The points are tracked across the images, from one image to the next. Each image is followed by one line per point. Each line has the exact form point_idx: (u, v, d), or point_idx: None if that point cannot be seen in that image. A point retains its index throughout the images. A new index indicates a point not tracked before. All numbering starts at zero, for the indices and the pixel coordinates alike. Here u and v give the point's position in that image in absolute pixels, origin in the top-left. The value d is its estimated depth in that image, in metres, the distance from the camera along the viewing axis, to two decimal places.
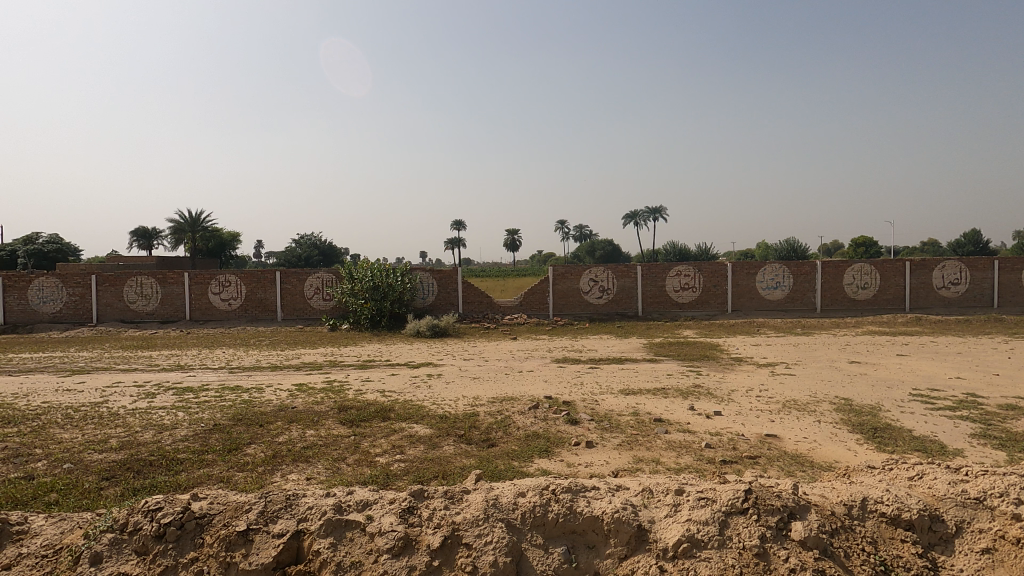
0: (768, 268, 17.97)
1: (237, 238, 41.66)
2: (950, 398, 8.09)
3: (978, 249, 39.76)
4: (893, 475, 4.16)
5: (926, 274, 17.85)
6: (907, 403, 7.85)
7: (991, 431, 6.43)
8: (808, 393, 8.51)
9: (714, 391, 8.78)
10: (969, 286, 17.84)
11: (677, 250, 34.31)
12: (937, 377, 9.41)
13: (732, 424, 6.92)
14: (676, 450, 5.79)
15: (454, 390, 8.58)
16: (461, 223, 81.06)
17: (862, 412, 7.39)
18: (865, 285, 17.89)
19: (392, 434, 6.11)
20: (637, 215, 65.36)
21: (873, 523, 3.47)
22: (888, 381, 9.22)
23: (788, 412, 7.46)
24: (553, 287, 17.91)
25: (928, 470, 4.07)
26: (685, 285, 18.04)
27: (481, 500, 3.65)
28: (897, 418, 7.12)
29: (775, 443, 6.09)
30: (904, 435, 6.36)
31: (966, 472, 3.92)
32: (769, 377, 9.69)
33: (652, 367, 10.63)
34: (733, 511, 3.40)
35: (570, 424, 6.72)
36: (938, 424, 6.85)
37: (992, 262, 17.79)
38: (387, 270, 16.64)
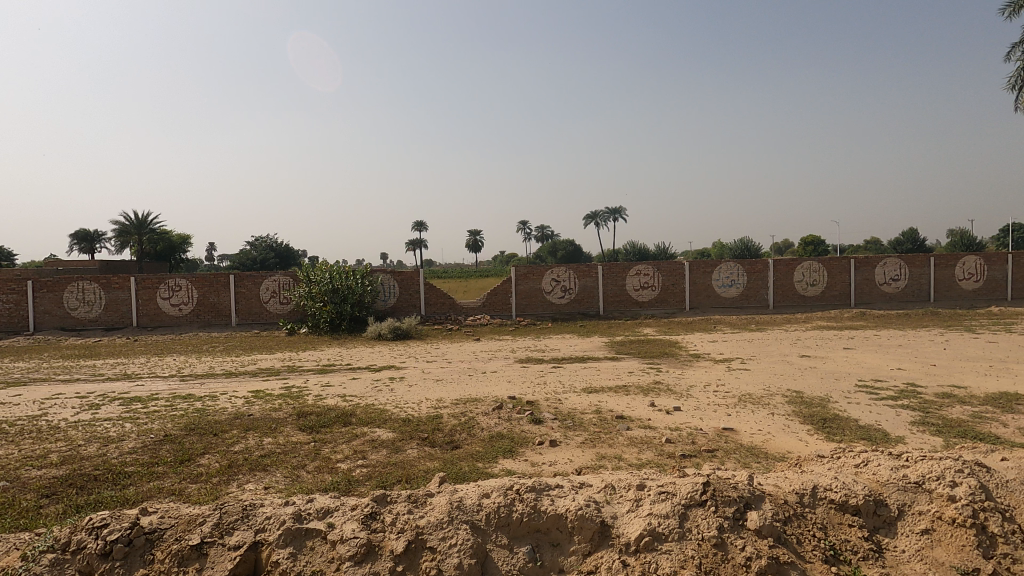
0: (723, 266, 18.52)
1: (187, 240, 40.09)
2: (893, 388, 8.55)
3: (918, 247, 42.09)
4: (840, 463, 4.35)
5: (869, 271, 18.78)
6: (853, 394, 8.26)
7: (929, 418, 6.84)
8: (762, 386, 8.84)
9: (674, 386, 9.00)
10: (908, 282, 18.87)
11: (638, 250, 34.97)
12: (881, 368, 9.93)
13: (691, 418, 7.11)
14: (637, 445, 5.93)
15: (417, 393, 8.50)
16: (421, 225, 80.15)
17: (812, 404, 7.72)
18: (814, 282, 18.68)
19: (354, 440, 6.01)
20: (597, 215, 66.30)
21: (823, 509, 3.63)
22: (836, 373, 9.67)
23: (744, 405, 7.73)
24: (515, 287, 17.93)
25: (872, 457, 4.28)
26: (644, 284, 18.40)
27: (444, 502, 3.63)
28: (845, 408, 7.48)
29: (732, 436, 6.31)
30: (852, 424, 6.70)
31: (907, 458, 4.13)
32: (726, 372, 10.01)
33: (613, 365, 10.81)
34: (693, 504, 3.49)
35: (534, 424, 6.77)
36: (881, 412, 7.25)
37: (928, 259, 18.87)
38: (346, 272, 16.33)
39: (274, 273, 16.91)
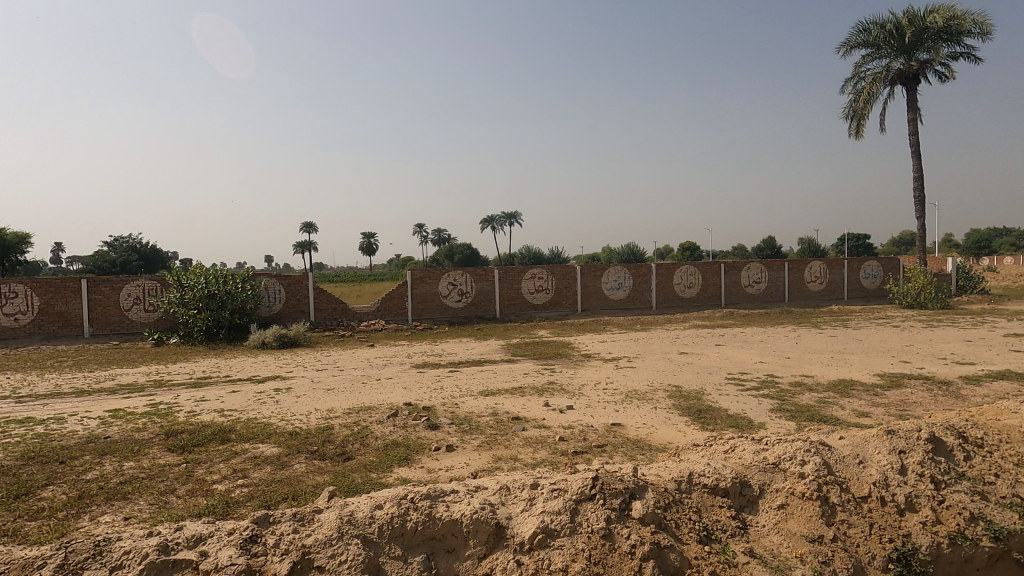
0: (612, 270, 19.57)
1: (25, 240, 34.71)
2: (756, 379, 9.55)
3: (774, 254, 47.47)
4: (712, 450, 4.76)
5: (736, 275, 20.81)
6: (724, 386, 9.11)
7: (785, 405, 7.73)
8: (646, 382, 9.46)
9: (567, 386, 9.35)
10: (767, 284, 21.18)
11: (532, 254, 35.89)
12: (746, 362, 11.06)
13: (583, 416, 7.43)
14: (532, 445, 6.07)
15: (306, 404, 8.04)
16: (311, 227, 76.14)
17: (689, 397, 8.41)
18: (690, 285, 20.34)
19: (234, 457, 5.55)
20: (493, 219, 67.13)
21: (698, 494, 3.95)
22: (709, 368, 10.60)
23: (630, 401, 8.22)
24: (411, 291, 17.61)
25: (738, 443, 4.73)
26: (539, 288, 18.92)
27: (334, 517, 3.46)
28: (717, 400, 8.22)
29: (620, 430, 6.68)
30: (722, 414, 7.39)
31: (766, 442, 4.62)
32: (614, 370, 10.58)
33: (510, 367, 10.99)
34: (582, 498, 3.63)
35: (430, 430, 6.68)
36: (747, 402, 8.07)
37: (784, 264, 21.32)
38: (224, 277, 15.07)
39: (137, 278, 15.16)
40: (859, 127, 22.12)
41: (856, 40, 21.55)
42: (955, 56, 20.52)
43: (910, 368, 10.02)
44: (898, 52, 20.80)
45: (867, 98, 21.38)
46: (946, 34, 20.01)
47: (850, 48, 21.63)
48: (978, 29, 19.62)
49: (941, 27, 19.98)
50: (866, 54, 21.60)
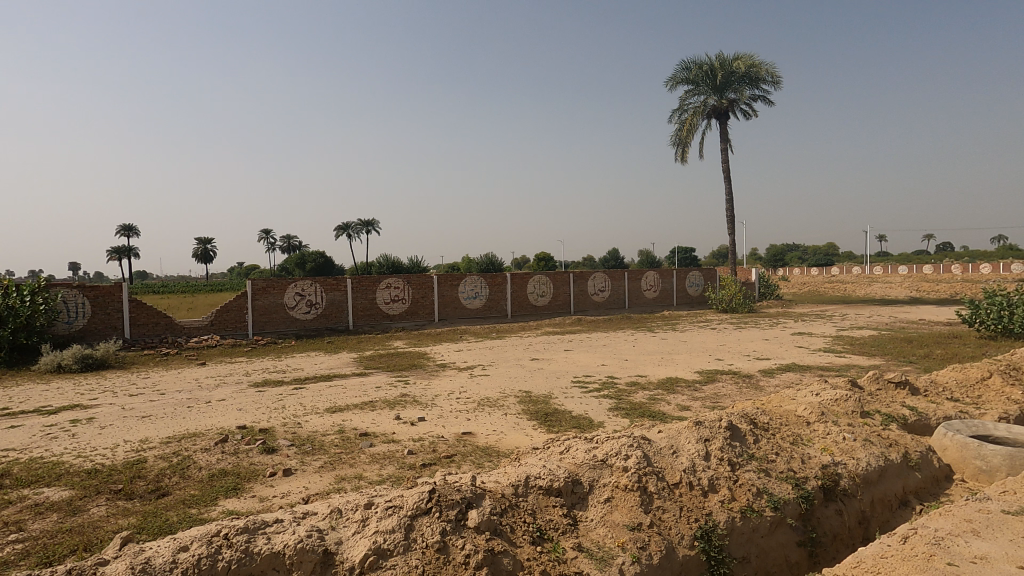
0: (469, 279, 19.82)
1: None
2: (598, 381, 10.28)
3: (618, 264, 51.83)
4: (550, 452, 4.99)
5: (583, 284, 22.32)
6: (569, 389, 9.67)
7: (621, 404, 8.42)
8: (498, 389, 9.69)
9: (420, 397, 9.22)
10: (610, 292, 23.02)
11: (390, 263, 35.08)
12: (590, 365, 11.86)
13: (434, 427, 7.38)
14: (379, 461, 5.87)
15: (112, 436, 6.93)
16: (131, 230, 66.48)
17: (537, 401, 8.78)
18: (543, 294, 21.35)
19: (4, 509, 4.57)
20: (350, 226, 64.47)
21: (533, 496, 4.10)
22: (557, 372, 11.18)
23: (482, 409, 8.35)
24: (252, 303, 16.16)
25: (572, 444, 5.01)
26: (395, 297, 18.51)
27: (127, 568, 2.99)
28: (562, 403, 8.69)
29: (469, 439, 6.74)
30: (566, 416, 7.82)
31: (596, 441, 4.96)
32: (468, 379, 10.69)
33: (361, 381, 10.56)
34: (418, 513, 3.57)
35: (266, 454, 6.14)
36: (588, 403, 8.64)
37: (624, 274, 23.35)
38: (6, 288, 12.49)
39: None
40: (684, 153, 25.10)
41: (680, 76, 24.48)
42: (755, 98, 24.25)
43: (722, 364, 11.52)
44: (712, 90, 24.02)
45: (689, 128, 24.35)
46: (748, 79, 23.57)
47: (675, 83, 24.50)
48: (770, 77, 23.40)
49: (744, 72, 23.50)
50: (688, 89, 24.62)
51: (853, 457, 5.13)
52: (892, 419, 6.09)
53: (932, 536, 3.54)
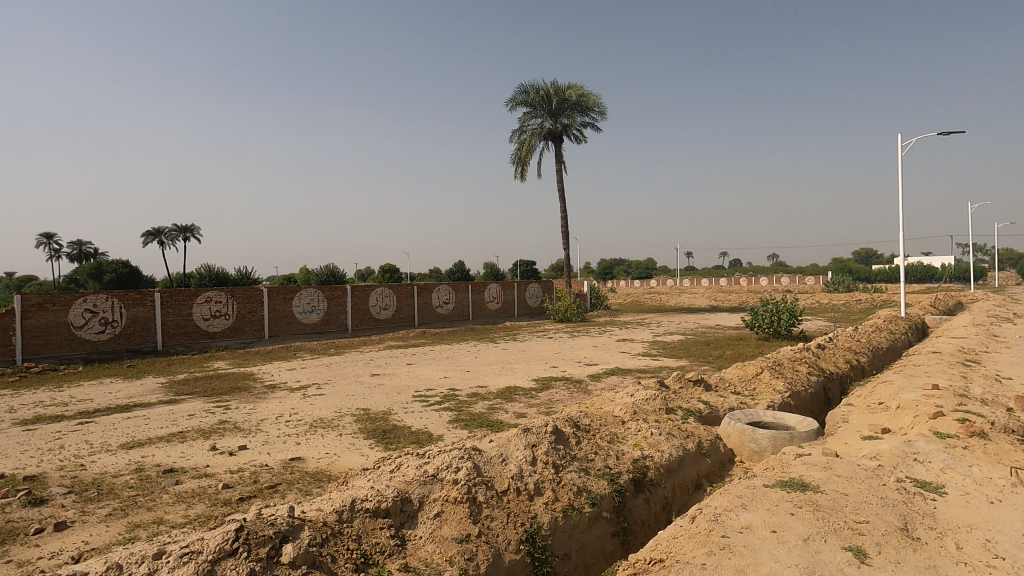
0: (304, 292, 18.57)
1: None
2: (438, 394, 10.26)
3: (463, 276, 52.71)
4: (380, 471, 4.82)
5: (428, 296, 22.25)
6: (409, 404, 9.51)
7: (460, 416, 8.50)
8: (333, 409, 9.16)
9: (242, 424, 8.35)
10: (454, 304, 23.27)
11: (212, 275, 31.46)
12: (432, 378, 11.81)
13: (257, 455, 6.73)
14: (186, 500, 5.18)
15: None
16: None
17: (376, 418, 8.48)
18: (385, 306, 20.82)
19: None
20: (162, 232, 56.58)
21: (359, 520, 3.93)
22: (398, 387, 10.93)
23: (314, 431, 7.82)
24: (23, 322, 13.29)
25: (403, 460, 4.90)
26: (216, 313, 16.61)
27: None
28: (401, 418, 8.50)
29: (298, 465, 6.27)
30: (405, 432, 7.68)
31: (428, 455, 4.92)
32: (301, 400, 9.95)
33: (169, 410, 9.24)
34: (222, 556, 3.21)
35: (33, 506, 5.05)
36: (428, 417, 8.58)
37: (467, 286, 23.80)
38: None
39: None
40: (523, 171, 26.45)
41: (519, 98, 25.81)
42: (585, 125, 26.50)
43: (556, 371, 12.27)
44: (549, 115, 25.73)
45: (527, 148, 25.74)
46: (579, 107, 25.70)
47: (515, 104, 25.77)
48: (597, 108, 25.78)
49: (575, 101, 25.57)
50: (527, 112, 26.06)
51: (658, 450, 5.78)
52: (690, 413, 6.99)
53: (712, 513, 4.12)
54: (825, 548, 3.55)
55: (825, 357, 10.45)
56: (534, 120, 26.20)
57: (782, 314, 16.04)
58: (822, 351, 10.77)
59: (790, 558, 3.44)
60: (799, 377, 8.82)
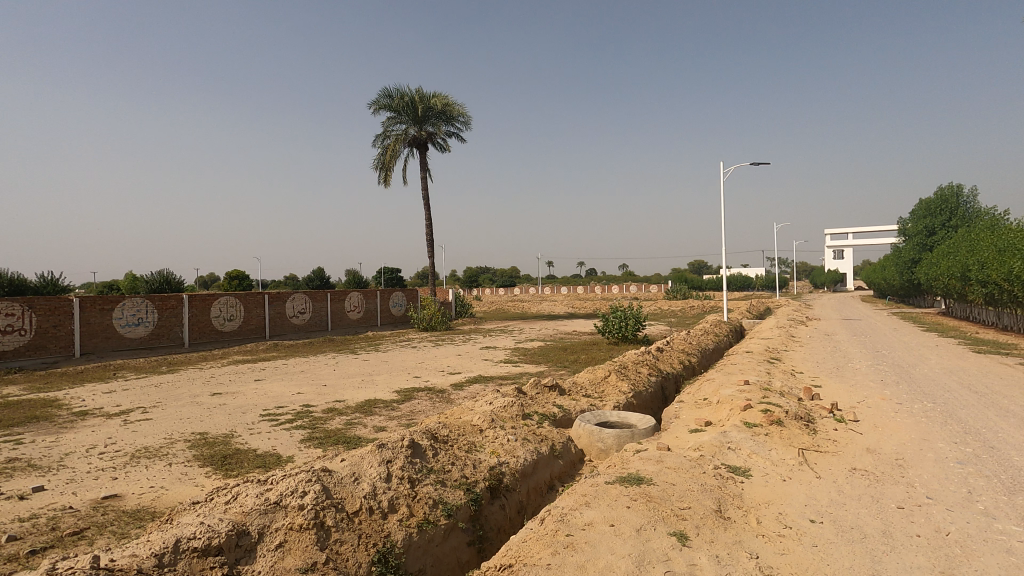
0: (128, 303, 16.23)
1: None
2: (291, 411, 9.57)
3: (323, 283, 50.09)
4: (213, 502, 4.36)
5: (281, 306, 20.72)
6: (256, 424, 8.75)
7: (314, 433, 8.02)
8: (163, 435, 8.11)
9: (40, 460, 7.04)
10: (311, 314, 21.96)
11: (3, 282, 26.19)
12: (284, 394, 11.00)
13: (58, 496, 5.71)
14: None
15: None
16: None
17: (215, 443, 7.66)
18: (231, 317, 18.97)
19: None
20: None
21: (184, 563, 3.52)
22: (243, 406, 10.01)
23: (136, 462, 6.84)
24: None
25: (242, 487, 4.48)
26: (7, 328, 13.84)
27: None
28: (246, 441, 7.78)
29: (113, 504, 5.44)
30: (249, 456, 7.04)
31: (271, 480, 4.55)
32: (121, 427, 8.66)
33: None
34: None
35: None
36: (278, 437, 7.96)
37: (326, 294, 22.61)
38: None
39: None
40: (387, 177, 25.87)
41: (382, 102, 25.25)
42: (450, 135, 26.69)
43: (419, 381, 12.13)
44: (413, 121, 25.52)
45: (391, 154, 25.24)
46: (444, 116, 25.84)
47: (378, 108, 25.14)
48: (462, 118, 26.11)
49: (440, 110, 25.66)
50: (390, 116, 25.56)
51: (514, 455, 5.96)
52: (545, 418, 7.33)
53: (560, 514, 4.35)
54: (654, 536, 3.94)
55: (663, 359, 11.61)
56: (398, 125, 25.80)
57: (629, 320, 17.54)
58: (660, 354, 11.96)
59: (625, 549, 3.75)
60: (641, 379, 9.69)
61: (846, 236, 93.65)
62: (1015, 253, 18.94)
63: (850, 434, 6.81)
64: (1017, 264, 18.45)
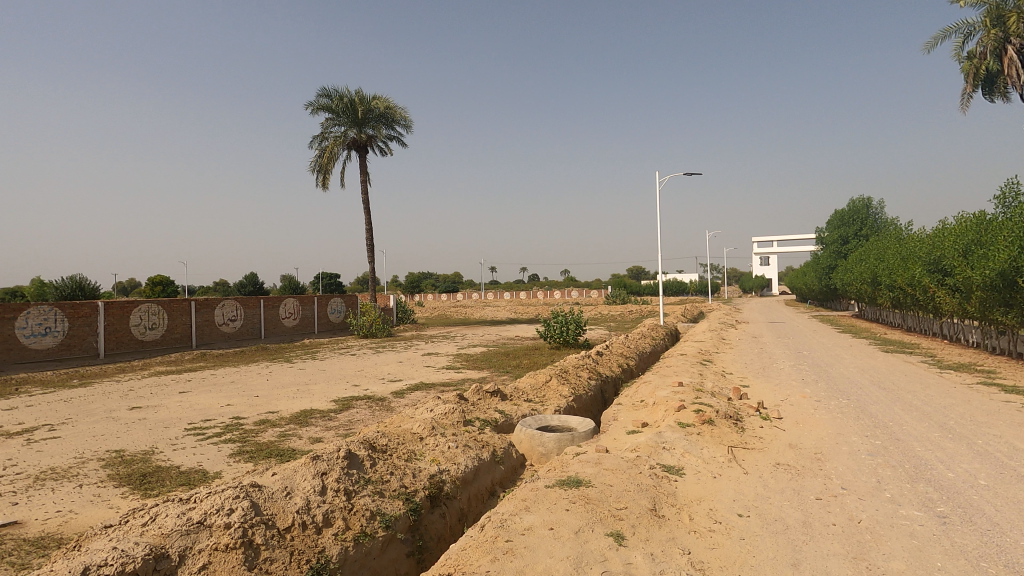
0: (33, 311, 14.89)
1: None
2: (219, 424, 9.06)
3: (256, 289, 48.07)
4: (127, 524, 4.03)
5: (209, 313, 19.64)
6: (180, 439, 8.22)
7: (245, 447, 7.64)
8: (72, 454, 7.47)
9: None
10: (242, 322, 20.93)
11: None
12: (212, 407, 10.41)
13: None
14: None
15: None
16: None
17: (132, 461, 7.13)
18: (153, 326, 17.79)
19: None
20: None
21: None
22: (166, 421, 9.38)
23: (39, 485, 6.25)
24: None
25: (161, 507, 4.18)
26: None
27: None
28: (168, 457, 7.29)
29: (12, 532, 4.95)
30: (172, 473, 6.60)
31: (194, 499, 4.27)
32: (22, 446, 7.90)
33: None
34: None
35: None
36: (204, 452, 7.51)
37: (259, 301, 21.65)
38: None
39: None
40: (325, 180, 25.14)
41: (321, 103, 24.58)
42: (391, 138, 26.31)
43: (358, 390, 11.80)
44: (352, 123, 24.97)
45: (330, 156, 24.57)
46: (384, 119, 25.46)
47: (316, 109, 24.44)
48: (404, 122, 25.81)
49: (381, 113, 25.25)
50: (329, 118, 24.91)
51: (454, 463, 5.91)
52: (486, 423, 7.32)
53: (499, 520, 4.34)
54: (592, 537, 4.00)
55: (602, 363, 11.87)
56: (337, 127, 25.17)
57: (570, 325, 17.81)
58: (600, 358, 12.21)
59: (563, 552, 3.79)
60: (581, 383, 9.87)
61: (770, 243, 99.36)
62: (916, 260, 20.73)
63: (775, 431, 7.21)
64: (918, 271, 20.18)
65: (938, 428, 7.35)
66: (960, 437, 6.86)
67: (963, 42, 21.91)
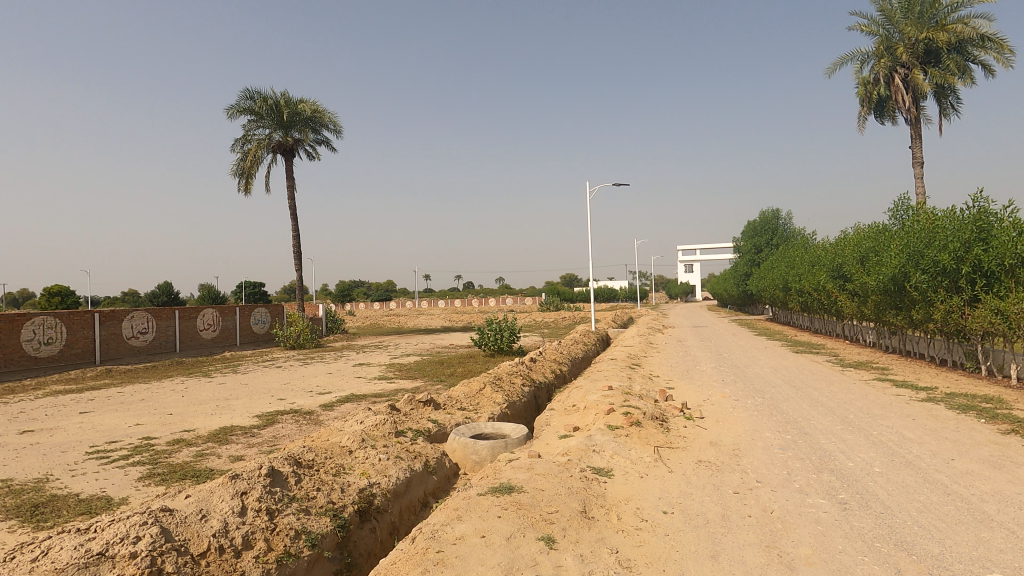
0: None
1: None
2: (126, 446, 8.38)
3: (171, 299, 45.20)
4: (12, 562, 3.61)
5: (115, 326, 18.15)
6: (80, 464, 7.52)
7: (156, 469, 7.11)
8: None
9: None
10: (155, 335, 19.48)
11: None
12: (119, 427, 9.63)
13: None
14: None
15: None
16: None
17: (21, 490, 6.43)
18: (48, 341, 16.23)
19: None
20: None
21: None
22: (63, 445, 8.55)
23: None
24: None
25: (55, 541, 3.79)
26: None
27: None
28: (65, 485, 6.64)
29: None
30: (70, 501, 6.03)
31: (94, 529, 3.91)
32: None
33: None
34: None
35: None
36: (108, 477, 6.91)
37: (173, 312, 20.25)
38: None
39: None
40: (247, 184, 23.96)
41: (243, 105, 23.49)
42: (318, 142, 25.51)
43: (283, 404, 11.26)
44: (277, 126, 24.00)
45: (252, 159, 23.46)
46: (311, 122, 24.67)
47: (237, 111, 23.27)
48: (332, 126, 25.14)
49: (308, 116, 24.44)
50: (252, 120, 23.83)
51: (386, 475, 5.77)
52: (418, 433, 7.20)
53: (430, 530, 4.28)
54: (523, 542, 4.03)
55: (535, 369, 12.00)
56: (260, 129, 24.10)
57: (504, 332, 17.93)
58: (534, 364, 12.33)
59: (494, 559, 3.80)
60: (515, 389, 9.93)
61: (693, 251, 104.50)
62: (821, 267, 22.53)
63: (696, 430, 7.57)
64: (822, 277, 21.94)
65: (839, 421, 8.00)
66: (858, 429, 7.50)
67: (859, 67, 24.13)
